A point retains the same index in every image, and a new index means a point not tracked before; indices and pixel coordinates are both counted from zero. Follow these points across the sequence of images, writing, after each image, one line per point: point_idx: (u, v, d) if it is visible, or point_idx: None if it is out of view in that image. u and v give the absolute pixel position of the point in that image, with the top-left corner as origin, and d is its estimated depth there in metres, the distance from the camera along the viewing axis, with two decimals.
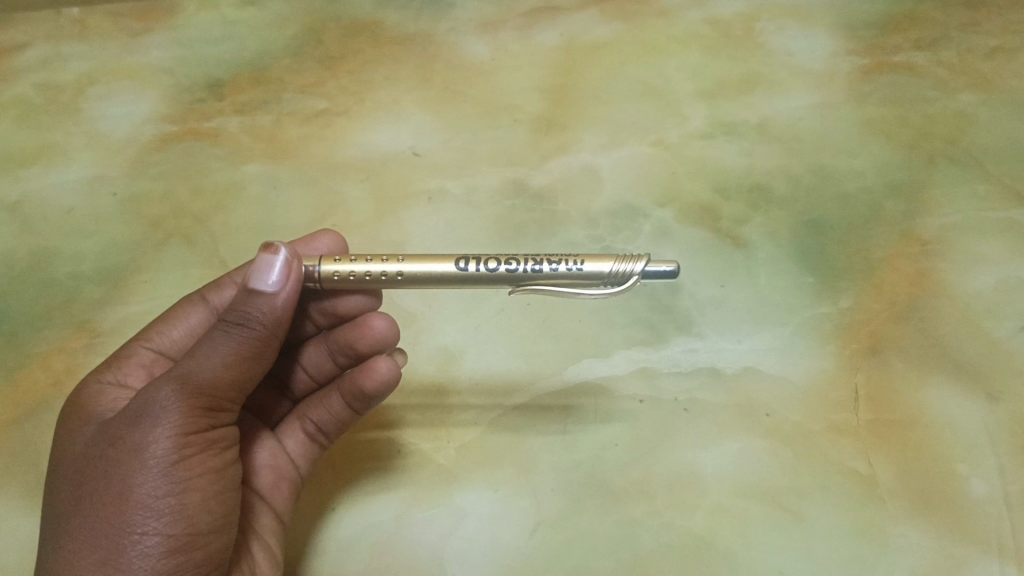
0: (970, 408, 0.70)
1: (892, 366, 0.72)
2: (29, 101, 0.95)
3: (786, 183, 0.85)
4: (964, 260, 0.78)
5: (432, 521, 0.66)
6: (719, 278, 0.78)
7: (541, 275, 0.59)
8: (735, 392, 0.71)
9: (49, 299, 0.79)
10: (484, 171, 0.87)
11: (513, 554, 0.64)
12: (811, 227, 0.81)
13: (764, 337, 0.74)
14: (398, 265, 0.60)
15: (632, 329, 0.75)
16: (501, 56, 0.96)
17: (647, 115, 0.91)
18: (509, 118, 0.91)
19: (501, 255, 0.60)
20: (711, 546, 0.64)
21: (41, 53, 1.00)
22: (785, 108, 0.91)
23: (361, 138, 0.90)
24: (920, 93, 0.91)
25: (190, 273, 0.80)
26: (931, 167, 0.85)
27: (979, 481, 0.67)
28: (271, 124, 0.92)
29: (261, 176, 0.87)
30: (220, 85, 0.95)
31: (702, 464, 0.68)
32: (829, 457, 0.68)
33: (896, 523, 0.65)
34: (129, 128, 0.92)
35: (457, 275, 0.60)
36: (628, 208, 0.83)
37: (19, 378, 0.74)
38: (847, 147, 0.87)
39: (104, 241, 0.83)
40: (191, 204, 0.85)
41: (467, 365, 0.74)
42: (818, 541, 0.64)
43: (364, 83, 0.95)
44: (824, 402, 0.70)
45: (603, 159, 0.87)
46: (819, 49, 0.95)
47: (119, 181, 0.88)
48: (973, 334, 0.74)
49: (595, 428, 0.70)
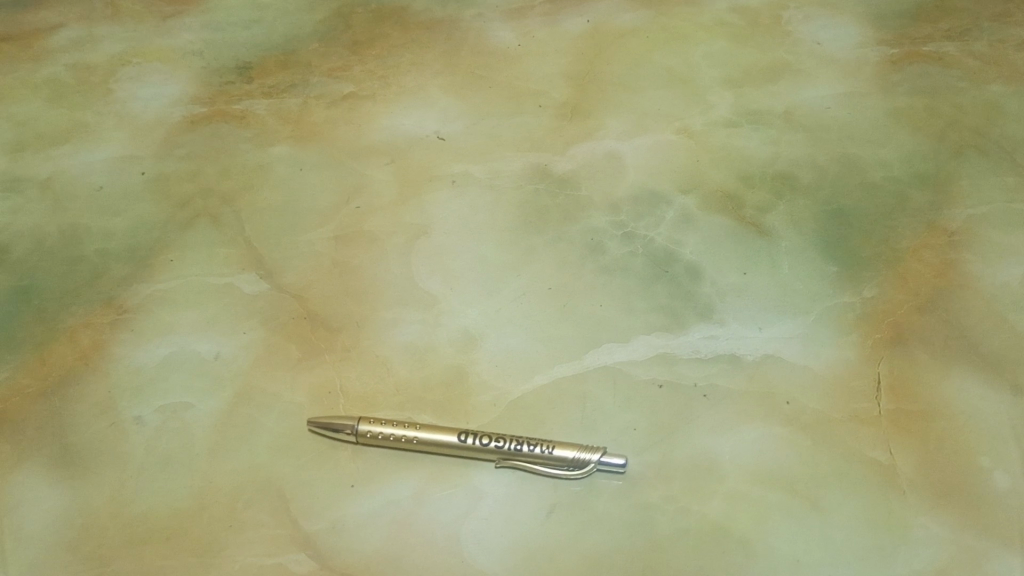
0: (994, 399, 0.69)
1: (915, 357, 0.72)
2: (61, 80, 0.96)
3: (811, 172, 0.84)
4: (990, 252, 0.77)
5: (450, 502, 0.67)
6: (742, 266, 0.78)
7: (521, 454, 0.67)
8: (755, 380, 0.71)
9: (77, 275, 0.80)
10: (507, 155, 0.87)
11: (529, 535, 0.65)
12: (836, 216, 0.81)
13: (786, 326, 0.74)
14: (413, 431, 0.69)
15: (654, 315, 0.75)
16: (527, 42, 0.96)
17: (673, 102, 0.91)
18: (534, 104, 0.91)
19: (494, 433, 0.69)
20: (727, 531, 0.64)
21: (73, 34, 1.01)
22: (813, 97, 0.90)
23: (386, 122, 0.91)
24: (950, 84, 0.90)
25: (216, 253, 0.81)
26: (960, 158, 0.84)
27: (1002, 474, 0.66)
28: (298, 107, 0.92)
29: (287, 158, 0.88)
30: (248, 68, 0.96)
31: (720, 451, 0.68)
32: (849, 446, 0.67)
33: (915, 514, 0.64)
34: (158, 110, 0.93)
35: (456, 447, 0.68)
36: (651, 195, 0.83)
37: (47, 352, 0.75)
38: (875, 137, 0.86)
39: (133, 219, 0.84)
40: (219, 185, 0.86)
41: (486, 348, 0.74)
42: (837, 530, 0.64)
43: (390, 67, 0.95)
44: (845, 390, 0.70)
45: (628, 146, 0.87)
46: (849, 38, 0.94)
47: (148, 161, 0.89)
48: (999, 327, 0.73)
49: (614, 412, 0.70)
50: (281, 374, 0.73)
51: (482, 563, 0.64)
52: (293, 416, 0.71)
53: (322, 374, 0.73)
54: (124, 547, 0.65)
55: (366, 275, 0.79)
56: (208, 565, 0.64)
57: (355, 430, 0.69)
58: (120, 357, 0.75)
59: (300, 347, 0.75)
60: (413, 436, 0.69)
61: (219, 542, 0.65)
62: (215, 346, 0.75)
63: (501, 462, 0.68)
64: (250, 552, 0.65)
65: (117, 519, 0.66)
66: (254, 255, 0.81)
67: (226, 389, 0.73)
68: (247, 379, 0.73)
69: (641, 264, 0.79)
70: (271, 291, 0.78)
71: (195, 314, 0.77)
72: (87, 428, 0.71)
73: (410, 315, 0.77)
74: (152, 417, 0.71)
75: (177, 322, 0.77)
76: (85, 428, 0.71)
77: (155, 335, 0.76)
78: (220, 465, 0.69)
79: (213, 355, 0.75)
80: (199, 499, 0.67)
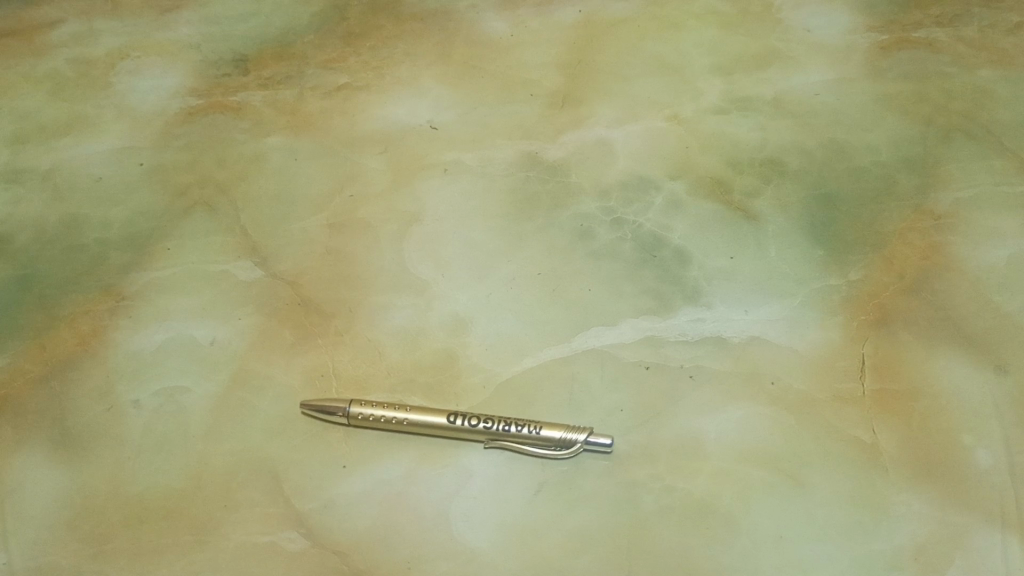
0: (978, 379, 0.70)
1: (900, 338, 0.72)
2: (62, 73, 0.98)
3: (799, 157, 0.85)
4: (977, 235, 0.78)
5: (439, 481, 0.68)
6: (729, 250, 0.79)
7: (510, 434, 0.69)
8: (741, 360, 0.72)
9: (77, 263, 0.82)
10: (499, 143, 0.88)
11: (516, 513, 0.66)
12: (824, 201, 0.82)
13: (772, 309, 0.75)
14: (403, 413, 0.70)
15: (641, 298, 0.76)
16: (520, 32, 0.98)
17: (663, 90, 0.92)
18: (526, 93, 0.92)
19: (483, 414, 0.70)
20: (711, 508, 0.65)
21: (73, 28, 1.02)
22: (802, 83, 0.91)
23: (381, 111, 0.92)
24: (940, 69, 0.90)
25: (212, 241, 0.83)
26: (948, 142, 0.85)
27: (985, 451, 0.67)
28: (294, 98, 0.94)
29: (282, 148, 0.90)
30: (245, 60, 0.98)
31: (706, 430, 0.69)
32: (833, 425, 0.68)
33: (898, 491, 0.65)
34: (156, 102, 0.95)
35: (445, 428, 0.69)
36: (641, 181, 0.84)
37: (47, 338, 0.76)
38: (864, 123, 0.87)
39: (132, 209, 0.86)
40: (216, 175, 0.88)
41: (476, 331, 0.75)
42: (820, 506, 0.65)
43: (385, 58, 0.97)
44: (830, 371, 0.71)
45: (618, 133, 0.88)
46: (839, 25, 0.95)
47: (147, 152, 0.90)
48: (984, 308, 0.74)
49: (602, 393, 0.71)
50: (275, 359, 0.75)
51: (471, 540, 0.65)
52: (286, 399, 0.72)
53: (315, 358, 0.75)
54: (122, 525, 0.67)
55: (359, 261, 0.81)
56: (204, 543, 0.66)
57: (347, 412, 0.70)
58: (119, 343, 0.76)
59: (294, 332, 0.76)
60: (404, 418, 0.70)
61: (215, 521, 0.67)
62: (211, 332, 0.77)
63: (490, 442, 0.69)
64: (244, 530, 0.66)
65: (114, 499, 0.68)
66: (250, 242, 0.82)
67: (221, 373, 0.74)
68: (242, 363, 0.75)
69: (629, 249, 0.80)
70: (267, 278, 0.80)
71: (192, 300, 0.79)
72: (85, 411, 0.72)
73: (402, 300, 0.78)
74: (150, 401, 0.73)
75: (174, 309, 0.78)
76: (84, 411, 0.72)
77: (153, 321, 0.78)
78: (215, 447, 0.70)
79: (209, 340, 0.76)
80: (195, 480, 0.69)
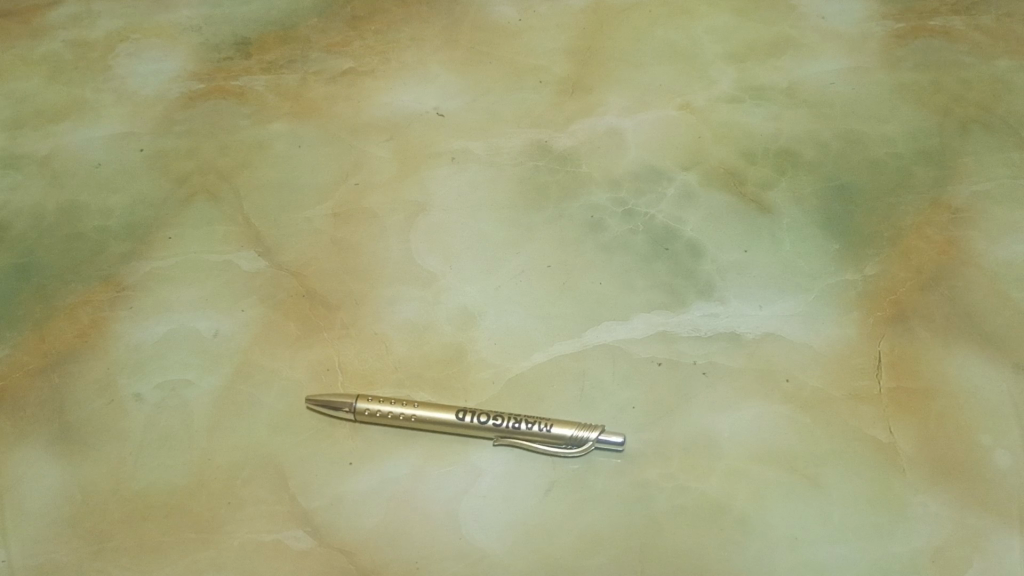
0: (996, 377, 0.69)
1: (917, 335, 0.71)
2: (59, 56, 0.95)
3: (813, 148, 0.83)
4: (995, 229, 0.77)
5: (447, 479, 0.67)
6: (743, 243, 0.77)
7: (520, 432, 0.67)
8: (756, 357, 0.71)
9: (77, 252, 0.80)
10: (508, 132, 0.86)
11: (527, 512, 0.65)
12: (838, 193, 0.80)
13: (786, 304, 0.73)
14: (411, 410, 0.68)
15: (654, 292, 0.75)
16: (528, 17, 0.95)
17: (674, 78, 0.90)
18: (534, 80, 0.90)
19: (493, 411, 0.69)
20: (725, 509, 0.64)
21: (71, 9, 1.00)
22: (816, 71, 0.89)
23: (386, 98, 0.90)
24: (956, 58, 0.89)
25: (214, 230, 0.81)
26: (965, 134, 0.83)
27: (1003, 452, 0.65)
28: (297, 83, 0.92)
29: (285, 134, 0.88)
30: (246, 44, 0.95)
31: (718, 428, 0.68)
32: (850, 424, 0.67)
33: (915, 492, 0.64)
34: (156, 86, 0.92)
35: (453, 424, 0.68)
36: (652, 171, 0.83)
37: (46, 329, 0.75)
38: (879, 113, 0.85)
39: (132, 196, 0.84)
40: (218, 162, 0.86)
41: (486, 324, 0.74)
42: (835, 506, 0.64)
43: (390, 43, 0.95)
44: (846, 369, 0.70)
45: (628, 122, 0.86)
46: (854, 12, 0.93)
47: (147, 137, 0.88)
48: (1003, 304, 0.73)
49: (613, 389, 0.70)
50: (279, 352, 0.73)
51: (480, 540, 0.64)
52: (291, 394, 0.71)
53: (321, 351, 0.73)
54: (124, 523, 0.65)
55: (365, 252, 0.79)
56: (207, 542, 0.64)
57: (353, 408, 0.69)
58: (119, 335, 0.75)
59: (298, 324, 0.75)
60: (411, 414, 0.68)
61: (219, 518, 0.65)
62: (214, 324, 0.75)
63: (499, 439, 0.68)
64: (249, 529, 0.65)
65: (116, 496, 0.67)
66: (253, 232, 0.81)
67: (224, 367, 0.73)
68: (245, 356, 0.73)
69: (641, 241, 0.78)
70: (270, 269, 0.78)
71: (194, 291, 0.77)
72: (86, 405, 0.71)
73: (409, 292, 0.76)
74: (152, 395, 0.71)
75: (176, 299, 0.77)
76: (84, 406, 0.71)
77: (154, 312, 0.76)
78: (219, 443, 0.69)
79: (211, 333, 0.75)
80: (199, 477, 0.67)
